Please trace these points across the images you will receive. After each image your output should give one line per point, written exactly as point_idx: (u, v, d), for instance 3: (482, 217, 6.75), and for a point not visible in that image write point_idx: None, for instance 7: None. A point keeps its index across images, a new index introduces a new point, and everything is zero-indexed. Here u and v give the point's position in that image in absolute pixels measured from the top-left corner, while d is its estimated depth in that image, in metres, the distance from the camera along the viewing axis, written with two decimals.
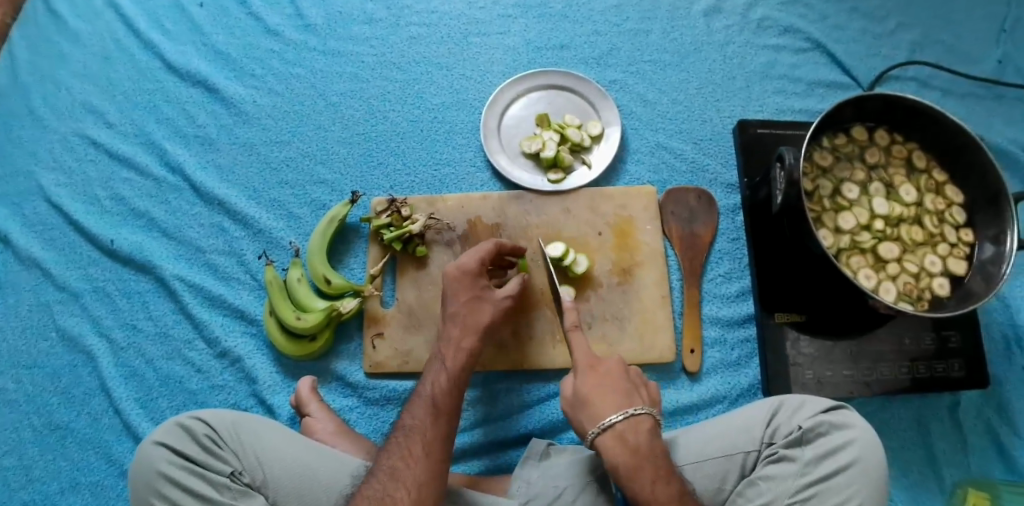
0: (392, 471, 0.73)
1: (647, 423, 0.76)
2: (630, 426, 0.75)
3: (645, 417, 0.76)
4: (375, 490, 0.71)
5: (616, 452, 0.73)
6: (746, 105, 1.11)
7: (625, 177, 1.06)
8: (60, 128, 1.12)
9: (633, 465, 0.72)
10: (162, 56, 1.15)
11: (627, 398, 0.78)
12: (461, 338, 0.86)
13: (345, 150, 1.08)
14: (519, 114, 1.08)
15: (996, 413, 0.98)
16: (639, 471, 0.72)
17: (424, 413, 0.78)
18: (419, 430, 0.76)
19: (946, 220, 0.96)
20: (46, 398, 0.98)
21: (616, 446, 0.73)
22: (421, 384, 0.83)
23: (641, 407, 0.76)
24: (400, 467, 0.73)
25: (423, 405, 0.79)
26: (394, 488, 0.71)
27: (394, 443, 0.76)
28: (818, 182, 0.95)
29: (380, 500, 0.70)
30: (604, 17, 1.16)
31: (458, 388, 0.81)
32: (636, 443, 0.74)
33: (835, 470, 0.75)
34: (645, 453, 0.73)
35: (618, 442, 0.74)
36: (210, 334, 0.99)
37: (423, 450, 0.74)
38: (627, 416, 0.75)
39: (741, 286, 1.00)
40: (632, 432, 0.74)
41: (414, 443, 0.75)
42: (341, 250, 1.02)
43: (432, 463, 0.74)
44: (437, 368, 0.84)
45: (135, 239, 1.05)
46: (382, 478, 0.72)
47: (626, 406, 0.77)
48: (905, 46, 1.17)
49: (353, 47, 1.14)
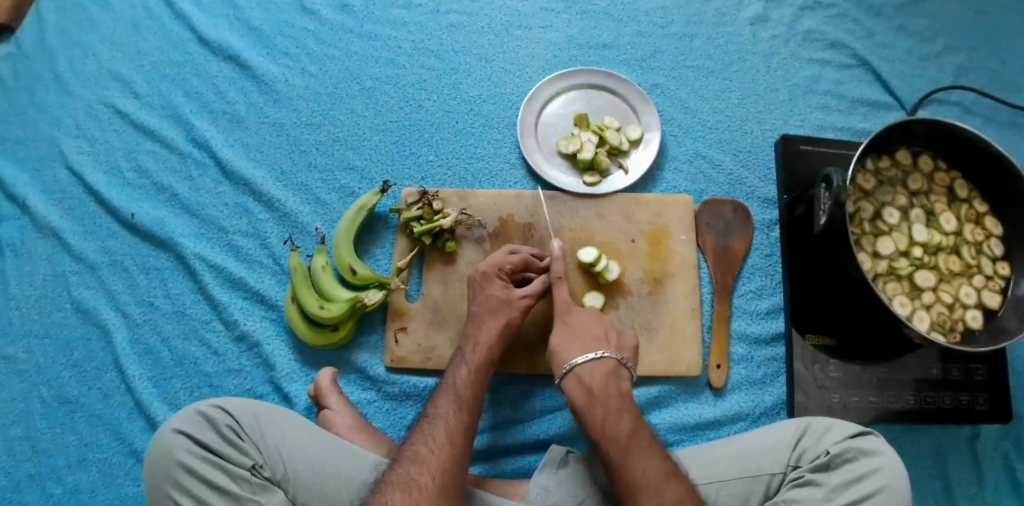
0: (417, 456, 0.71)
1: (606, 366, 0.81)
2: (590, 369, 0.81)
3: (604, 361, 0.81)
4: (400, 475, 0.70)
5: (576, 388, 0.80)
6: (787, 119, 1.09)
7: (662, 184, 1.03)
8: (84, 94, 1.09)
9: (588, 401, 0.78)
10: (193, 27, 1.12)
11: (592, 343, 0.83)
12: (480, 335, 0.85)
13: (377, 137, 1.05)
14: (557, 112, 1.06)
15: (1015, 449, 0.98)
16: (592, 406, 0.78)
17: (449, 401, 0.78)
18: (442, 417, 0.76)
19: (983, 252, 0.95)
20: (57, 371, 0.96)
21: (575, 385, 0.80)
22: (444, 378, 0.82)
23: (604, 351, 0.82)
24: (425, 452, 0.72)
25: (446, 395, 0.79)
26: (419, 472, 0.70)
27: (420, 430, 0.75)
28: (859, 204, 0.94)
29: (404, 484, 0.68)
30: (649, 18, 1.13)
31: (481, 382, 0.81)
32: (591, 383, 0.80)
33: (862, 496, 0.74)
34: (601, 390, 0.79)
35: (576, 383, 0.80)
36: (229, 316, 0.97)
37: (447, 437, 0.73)
38: (587, 359, 0.81)
39: (772, 304, 0.98)
40: (590, 373, 0.80)
41: (438, 429, 0.74)
42: (368, 240, 1.00)
43: (453, 449, 0.72)
44: (457, 362, 0.83)
45: (156, 213, 1.02)
46: (406, 462, 0.71)
47: (592, 348, 0.83)
48: (951, 70, 1.15)
49: (391, 31, 1.11)
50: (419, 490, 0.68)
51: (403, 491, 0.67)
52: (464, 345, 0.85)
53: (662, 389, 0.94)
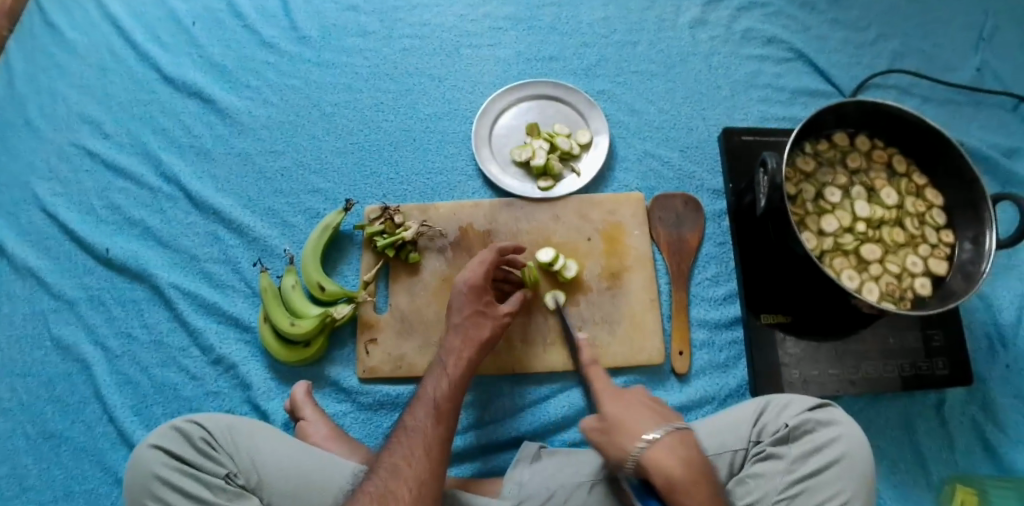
0: (394, 469, 0.73)
1: (689, 438, 0.76)
2: (677, 440, 0.74)
3: (687, 434, 0.76)
4: (378, 487, 0.72)
5: (672, 467, 0.72)
6: (731, 113, 1.13)
7: (613, 183, 1.07)
8: (56, 138, 1.15)
9: (689, 475, 0.71)
10: (158, 68, 1.18)
11: (661, 417, 0.78)
12: (458, 350, 0.86)
13: (339, 160, 1.10)
14: (510, 123, 1.10)
15: (982, 412, 1.05)
16: (690, 491, 0.71)
17: (426, 413, 0.79)
18: (418, 429, 0.77)
19: (926, 222, 0.99)
20: (41, 407, 0.99)
21: (668, 456, 0.73)
22: (422, 388, 0.83)
23: (682, 424, 0.77)
24: (402, 465, 0.73)
25: (423, 406, 0.80)
26: (396, 485, 0.72)
27: (397, 442, 0.76)
28: (801, 186, 0.98)
29: (382, 496, 0.71)
30: (592, 29, 1.18)
31: (457, 393, 0.82)
32: (687, 456, 0.73)
33: (824, 465, 0.76)
34: (696, 469, 0.72)
35: (668, 453, 0.73)
36: (205, 341, 1.01)
37: (424, 451, 0.75)
38: (669, 430, 0.75)
39: (728, 289, 1.02)
40: (681, 446, 0.74)
41: (417, 444, 0.76)
42: (335, 257, 1.03)
43: (427, 463, 0.74)
44: (436, 375, 0.84)
45: (130, 248, 1.07)
46: (384, 475, 0.73)
47: (660, 421, 0.77)
48: (886, 56, 1.22)
49: (348, 58, 1.16)
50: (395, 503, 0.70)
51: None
52: (441, 357, 0.86)
53: (627, 380, 0.97)
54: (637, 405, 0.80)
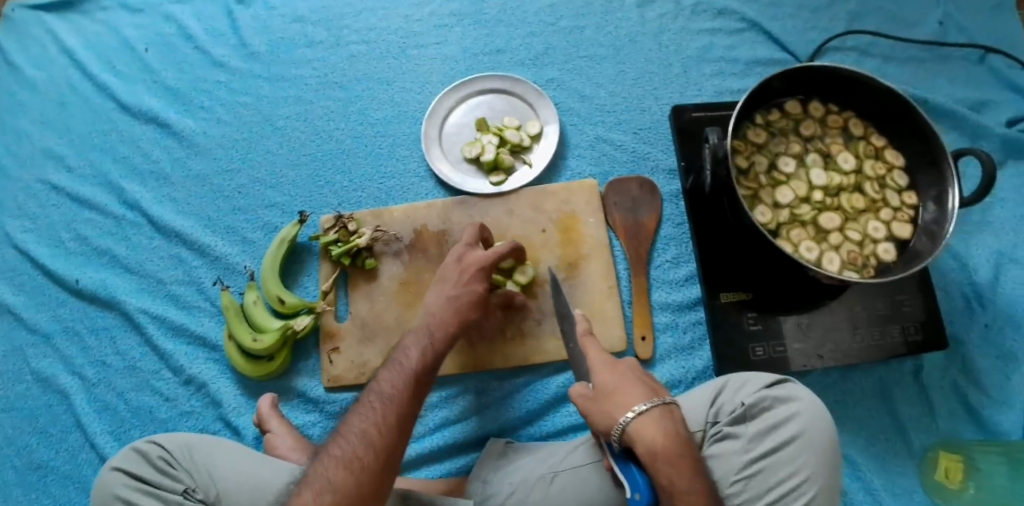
0: (363, 434, 0.72)
1: (674, 411, 0.70)
2: (665, 412, 0.68)
3: (675, 407, 0.70)
4: (346, 453, 0.71)
5: (656, 439, 0.65)
6: (683, 91, 1.11)
7: (567, 172, 1.07)
8: (21, 175, 1.16)
9: (673, 447, 0.66)
10: (114, 97, 1.18)
11: (647, 394, 0.70)
12: (435, 322, 0.85)
13: (294, 172, 1.10)
14: (460, 121, 1.10)
15: (962, 374, 1.02)
16: (675, 467, 0.64)
17: (399, 379, 0.78)
18: (388, 394, 0.76)
19: (887, 185, 0.96)
20: (26, 439, 1.01)
21: (653, 429, 0.66)
22: (395, 353, 0.83)
23: (670, 399, 0.70)
24: (371, 431, 0.72)
25: (396, 371, 0.79)
26: (363, 451, 0.71)
27: (367, 407, 0.75)
28: (753, 159, 0.96)
29: (348, 463, 0.70)
30: (538, 18, 1.17)
31: (431, 363, 0.81)
32: (674, 428, 0.67)
33: (781, 444, 0.75)
34: (682, 442, 0.67)
35: (652, 427, 0.66)
36: (175, 363, 1.02)
37: (395, 419, 0.74)
38: (654, 404, 0.68)
39: (689, 270, 1.01)
40: (668, 417, 0.68)
41: (388, 411, 0.74)
42: (295, 269, 1.04)
43: (395, 429, 0.73)
44: (414, 341, 0.83)
45: (98, 276, 1.08)
46: (352, 439, 0.72)
47: (647, 399, 0.69)
48: (842, 18, 1.19)
49: (296, 71, 1.17)
50: (361, 468, 0.69)
51: (345, 470, 0.69)
52: (422, 322, 0.86)
53: None
54: (631, 377, 0.72)
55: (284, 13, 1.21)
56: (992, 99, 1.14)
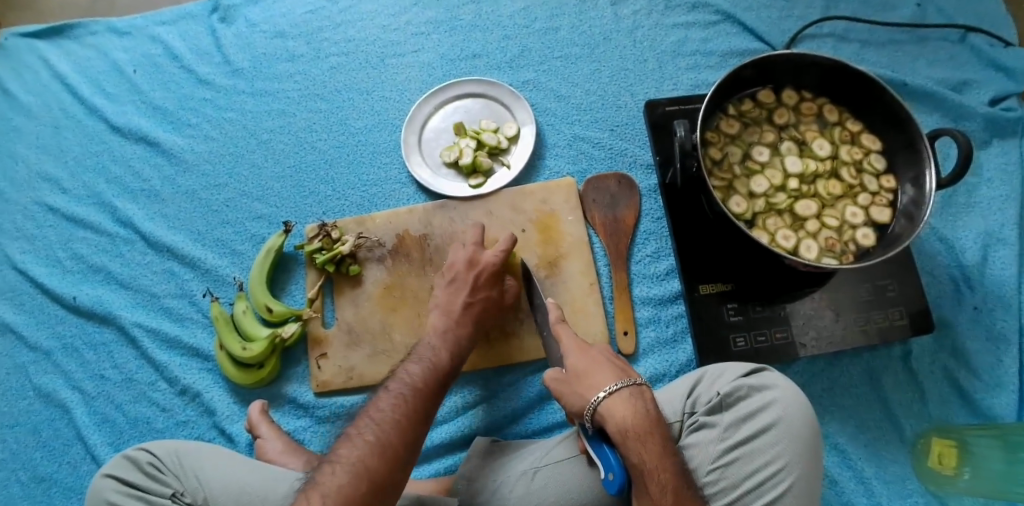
0: (396, 421, 0.72)
1: (647, 391, 0.75)
2: (635, 392, 0.74)
3: (647, 388, 0.75)
4: (377, 436, 0.70)
5: (625, 417, 0.71)
6: (659, 86, 1.12)
7: (545, 172, 1.08)
8: (20, 199, 1.20)
9: (642, 423, 0.71)
10: (105, 118, 1.22)
11: (617, 376, 0.76)
12: (452, 326, 0.90)
13: (279, 184, 1.13)
14: (438, 126, 1.11)
15: (953, 358, 0.99)
16: (644, 444, 0.70)
17: (428, 375, 0.81)
18: (417, 387, 0.78)
19: (865, 169, 0.96)
20: (30, 453, 1.04)
21: (623, 407, 0.72)
22: (418, 353, 0.86)
23: (642, 379, 0.76)
24: (404, 420, 0.73)
25: (424, 370, 0.81)
26: (396, 439, 0.70)
27: (398, 396, 0.75)
28: (726, 149, 0.97)
29: (381, 447, 0.69)
30: (513, 21, 1.18)
31: (453, 365, 0.86)
32: (644, 405, 0.73)
33: (757, 432, 0.75)
34: (652, 421, 0.71)
35: (622, 405, 0.72)
36: (169, 374, 1.04)
37: (423, 413, 0.75)
38: (625, 384, 0.74)
39: (669, 264, 1.01)
40: (639, 396, 0.74)
41: (418, 406, 0.75)
42: (283, 279, 1.07)
43: (422, 423, 0.74)
44: (437, 343, 0.87)
45: (95, 293, 1.11)
46: (386, 425, 0.71)
47: (617, 380, 0.75)
48: (818, 5, 1.19)
49: (278, 85, 1.20)
50: (394, 454, 0.69)
51: (379, 455, 0.68)
52: (442, 323, 0.90)
53: None
54: (603, 361, 0.79)
55: (266, 29, 1.23)
56: (974, 79, 1.12)
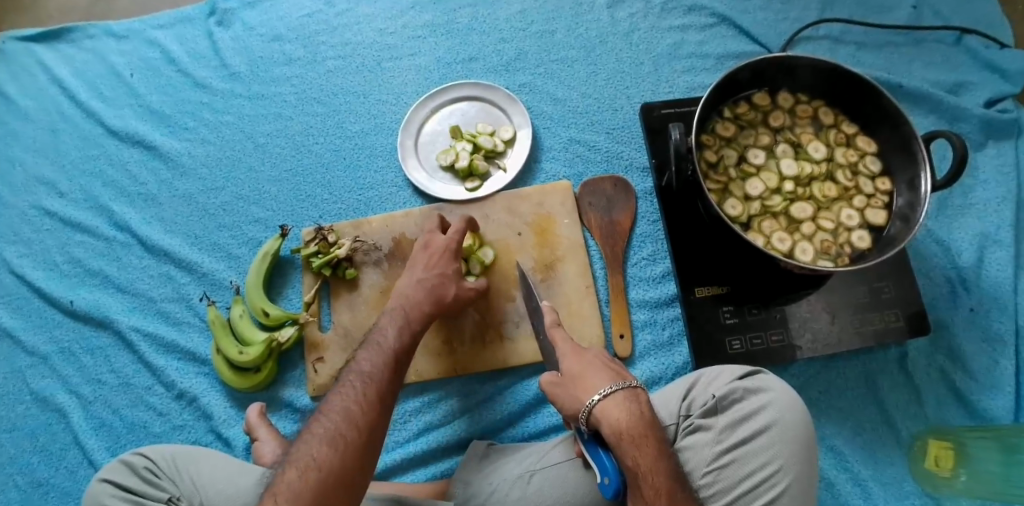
0: (331, 439, 0.68)
1: (640, 394, 0.75)
2: (629, 395, 0.74)
3: (641, 390, 0.75)
4: (325, 429, 0.70)
5: (620, 420, 0.71)
6: (655, 89, 1.13)
7: (542, 175, 1.08)
8: (18, 203, 1.20)
9: (636, 426, 0.71)
10: (103, 122, 1.22)
11: (610, 378, 0.76)
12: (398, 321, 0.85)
13: (276, 187, 1.13)
14: (434, 129, 1.12)
15: (949, 360, 0.99)
16: (639, 447, 0.70)
17: (376, 358, 0.78)
18: (367, 373, 0.76)
19: (860, 172, 0.96)
20: (26, 458, 1.04)
21: (617, 409, 0.72)
22: (373, 333, 0.83)
23: (636, 381, 0.76)
24: (355, 407, 0.71)
25: (374, 351, 0.79)
26: (347, 427, 0.70)
27: (349, 386, 0.74)
28: (722, 152, 0.97)
29: (332, 438, 0.69)
30: (509, 24, 1.18)
31: (408, 344, 0.82)
32: (638, 408, 0.73)
33: (752, 435, 0.76)
34: (646, 423, 0.72)
35: (616, 407, 0.72)
36: (167, 378, 1.04)
37: (364, 420, 0.71)
38: (619, 387, 0.74)
39: (665, 267, 1.01)
40: (633, 399, 0.74)
41: (371, 388, 0.74)
42: (280, 282, 1.07)
43: (378, 403, 0.73)
44: (387, 328, 0.83)
45: (93, 297, 1.11)
46: (335, 416, 0.71)
47: (610, 383, 0.75)
48: (814, 7, 1.19)
49: (275, 88, 1.20)
50: (345, 443, 0.68)
51: (331, 447, 0.68)
52: (398, 303, 0.88)
53: None
54: (597, 364, 0.78)
55: (263, 33, 1.23)
56: (970, 80, 1.12)
